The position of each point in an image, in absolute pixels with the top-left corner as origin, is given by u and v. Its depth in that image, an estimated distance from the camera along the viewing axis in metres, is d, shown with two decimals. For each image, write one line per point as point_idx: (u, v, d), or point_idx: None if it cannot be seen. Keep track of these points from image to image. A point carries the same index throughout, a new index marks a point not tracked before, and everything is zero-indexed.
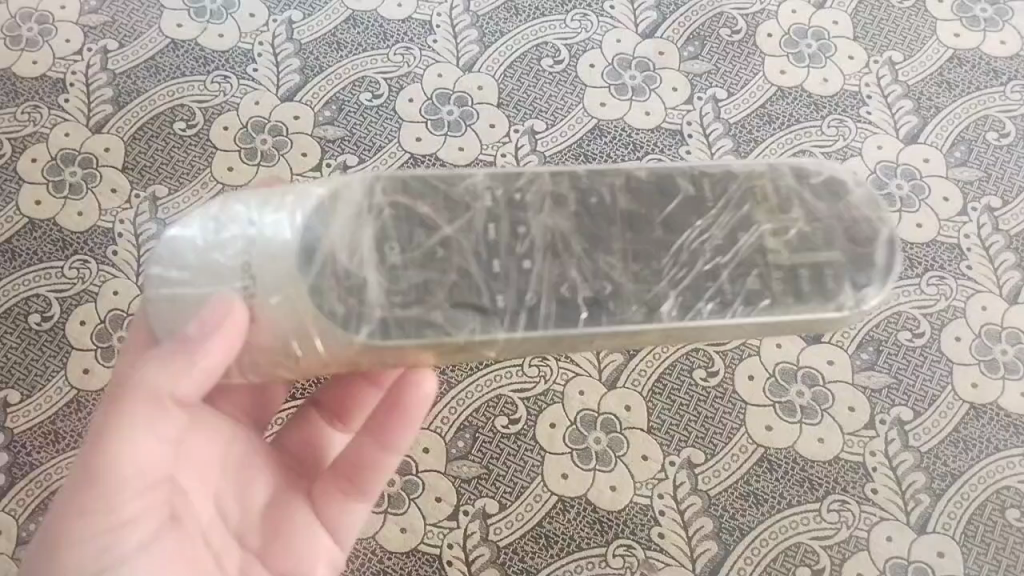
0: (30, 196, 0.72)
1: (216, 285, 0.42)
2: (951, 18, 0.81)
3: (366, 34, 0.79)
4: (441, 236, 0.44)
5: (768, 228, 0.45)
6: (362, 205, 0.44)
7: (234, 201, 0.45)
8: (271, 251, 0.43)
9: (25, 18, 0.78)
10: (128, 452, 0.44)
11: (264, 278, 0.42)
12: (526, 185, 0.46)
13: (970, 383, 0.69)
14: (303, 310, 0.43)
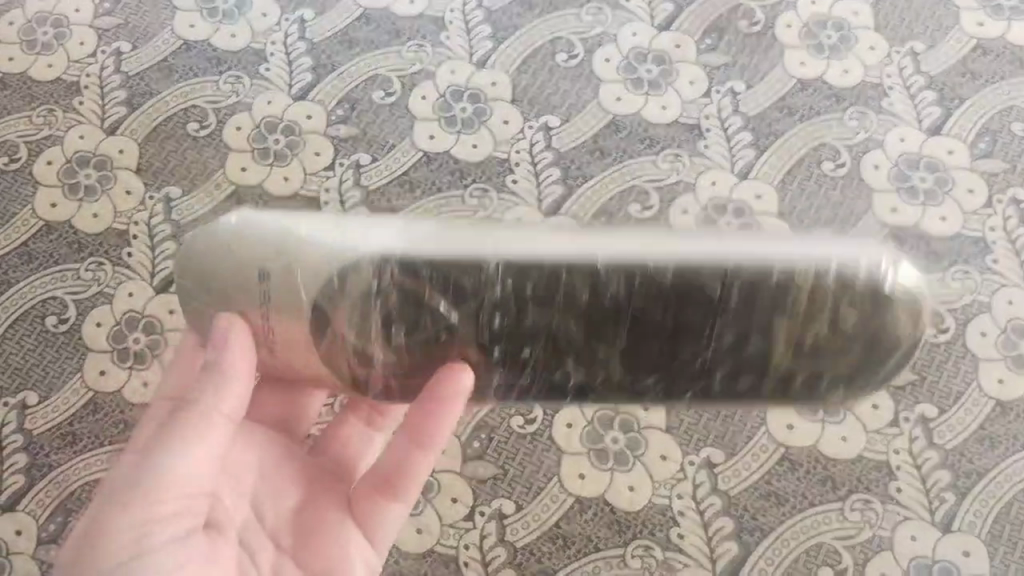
0: (47, 198, 0.72)
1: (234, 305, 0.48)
2: (975, 7, 0.79)
3: (378, 31, 0.78)
4: (447, 323, 0.48)
5: (787, 339, 0.48)
6: (372, 286, 0.48)
7: (255, 220, 0.48)
8: (286, 289, 0.48)
9: (41, 22, 0.79)
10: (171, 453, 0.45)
11: (279, 318, 0.48)
12: (537, 274, 0.47)
13: (996, 379, 0.67)
14: (314, 360, 0.50)
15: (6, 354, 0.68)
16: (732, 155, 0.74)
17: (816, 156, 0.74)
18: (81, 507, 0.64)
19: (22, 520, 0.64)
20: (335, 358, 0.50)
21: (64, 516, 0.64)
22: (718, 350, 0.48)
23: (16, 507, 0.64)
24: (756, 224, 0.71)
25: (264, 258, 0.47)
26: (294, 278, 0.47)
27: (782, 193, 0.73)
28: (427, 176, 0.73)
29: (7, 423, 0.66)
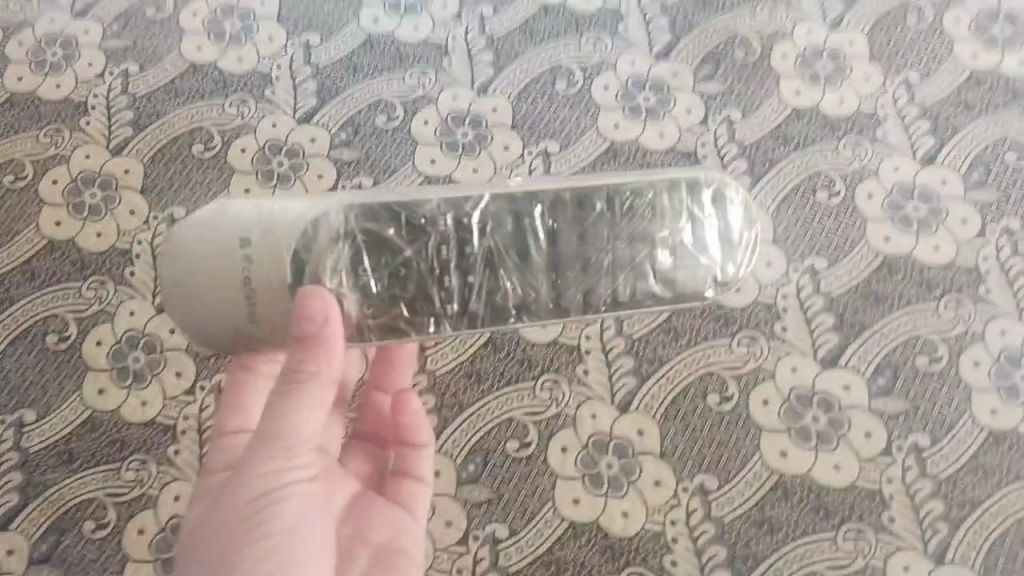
0: (50, 217, 0.73)
1: (225, 278, 0.43)
2: (970, 39, 0.81)
3: (381, 56, 0.79)
4: (404, 258, 0.43)
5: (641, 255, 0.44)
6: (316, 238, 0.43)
7: (236, 206, 0.44)
8: (273, 249, 0.43)
9: (50, 42, 0.80)
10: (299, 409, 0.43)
11: (264, 253, 0.43)
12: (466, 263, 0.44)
13: (990, 409, 0.68)
14: (280, 267, 0.43)
15: (6, 372, 0.69)
16: None
17: (811, 185, 0.75)
18: (75, 527, 0.65)
19: (14, 539, 0.64)
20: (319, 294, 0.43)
21: (59, 536, 0.64)
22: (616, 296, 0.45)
23: (11, 525, 0.65)
24: (751, 253, 0.73)
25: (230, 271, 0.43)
26: (272, 256, 0.43)
27: (777, 222, 0.74)
28: None
29: (4, 440, 0.67)
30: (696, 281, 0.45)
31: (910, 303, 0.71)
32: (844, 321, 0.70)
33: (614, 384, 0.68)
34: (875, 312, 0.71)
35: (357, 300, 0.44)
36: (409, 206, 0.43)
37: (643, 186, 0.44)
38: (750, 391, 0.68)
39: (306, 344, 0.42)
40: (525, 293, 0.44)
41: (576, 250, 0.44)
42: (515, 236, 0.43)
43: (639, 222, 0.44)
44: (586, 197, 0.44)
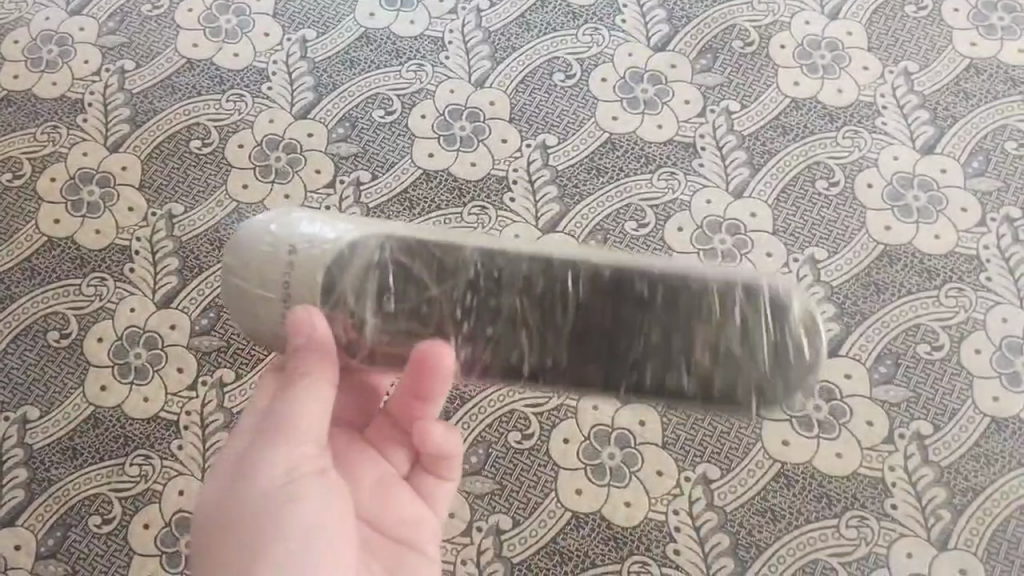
0: (49, 214, 0.73)
1: (266, 281, 0.50)
2: (968, 27, 0.80)
3: (378, 51, 0.79)
4: (428, 295, 0.49)
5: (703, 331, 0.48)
6: (364, 260, 0.49)
7: (298, 218, 0.51)
8: (308, 263, 0.49)
9: (46, 39, 0.80)
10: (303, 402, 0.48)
11: (303, 264, 0.49)
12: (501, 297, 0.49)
13: (991, 396, 0.68)
14: (314, 282, 0.49)
15: (7, 369, 0.69)
16: (728, 173, 0.75)
17: (810, 175, 0.75)
18: (79, 523, 0.65)
19: (20, 535, 0.64)
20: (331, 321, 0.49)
21: (62, 532, 0.64)
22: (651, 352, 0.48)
23: (14, 521, 0.65)
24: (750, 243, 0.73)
25: (271, 274, 0.50)
26: (305, 271, 0.49)
27: (777, 212, 0.74)
28: (426, 194, 0.74)
29: (7, 437, 0.67)
30: (735, 377, 0.48)
31: (910, 291, 0.71)
32: (845, 311, 0.70)
33: None
34: (875, 301, 0.71)
35: (375, 327, 0.49)
36: (445, 251, 0.50)
37: (689, 282, 0.49)
38: None
39: (300, 350, 0.48)
40: (546, 357, 0.49)
41: (605, 312, 0.48)
42: (544, 297, 0.48)
43: (675, 309, 0.48)
44: (622, 273, 0.49)
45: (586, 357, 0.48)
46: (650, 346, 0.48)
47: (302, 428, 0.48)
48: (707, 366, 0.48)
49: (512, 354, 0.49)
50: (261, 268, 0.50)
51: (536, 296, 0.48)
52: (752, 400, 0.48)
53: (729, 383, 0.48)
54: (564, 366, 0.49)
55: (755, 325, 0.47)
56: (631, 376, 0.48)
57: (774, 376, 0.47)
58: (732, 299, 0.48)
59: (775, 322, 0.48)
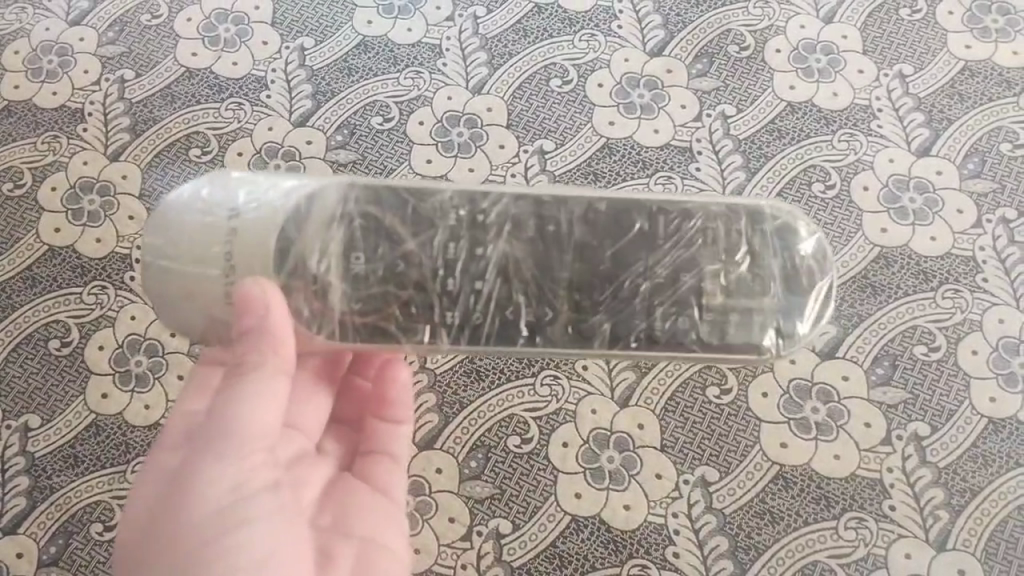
0: (50, 223, 0.74)
1: (207, 253, 0.47)
2: (962, 30, 0.81)
3: (376, 59, 0.80)
4: (404, 250, 0.48)
5: (710, 270, 0.48)
6: (331, 214, 0.48)
7: (234, 180, 0.49)
8: (254, 226, 0.47)
9: (46, 50, 0.80)
10: (252, 398, 0.47)
11: (248, 226, 0.47)
12: (491, 239, 0.48)
13: (989, 397, 0.68)
14: (264, 244, 0.47)
15: (9, 378, 0.69)
16: (724, 177, 0.75)
17: (806, 178, 0.75)
18: (81, 529, 0.65)
19: (22, 542, 0.65)
20: (291, 292, 0.48)
21: (65, 539, 0.65)
22: (652, 286, 0.48)
23: (17, 529, 0.65)
24: None
25: (211, 246, 0.47)
26: (251, 236, 0.47)
27: None
28: None
29: (9, 445, 0.67)
30: (752, 310, 0.49)
31: (907, 293, 0.71)
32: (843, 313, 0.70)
33: (613, 379, 0.68)
34: (872, 303, 0.71)
35: (345, 292, 0.48)
36: (421, 196, 0.49)
37: (694, 210, 0.49)
38: (749, 384, 0.68)
39: (249, 337, 0.47)
40: (538, 311, 0.48)
41: (606, 253, 0.48)
42: (534, 241, 0.48)
43: (684, 244, 0.48)
44: (621, 208, 0.49)
45: (591, 308, 0.48)
46: (656, 287, 0.48)
47: (253, 427, 0.48)
48: (723, 303, 0.48)
49: (501, 309, 0.48)
50: (195, 239, 0.47)
51: (527, 241, 0.48)
52: (769, 337, 0.49)
53: (745, 318, 0.48)
54: (564, 320, 0.48)
55: (764, 250, 0.49)
56: (638, 325, 0.48)
57: (789, 304, 0.49)
58: (737, 226, 0.49)
59: (787, 249, 0.50)
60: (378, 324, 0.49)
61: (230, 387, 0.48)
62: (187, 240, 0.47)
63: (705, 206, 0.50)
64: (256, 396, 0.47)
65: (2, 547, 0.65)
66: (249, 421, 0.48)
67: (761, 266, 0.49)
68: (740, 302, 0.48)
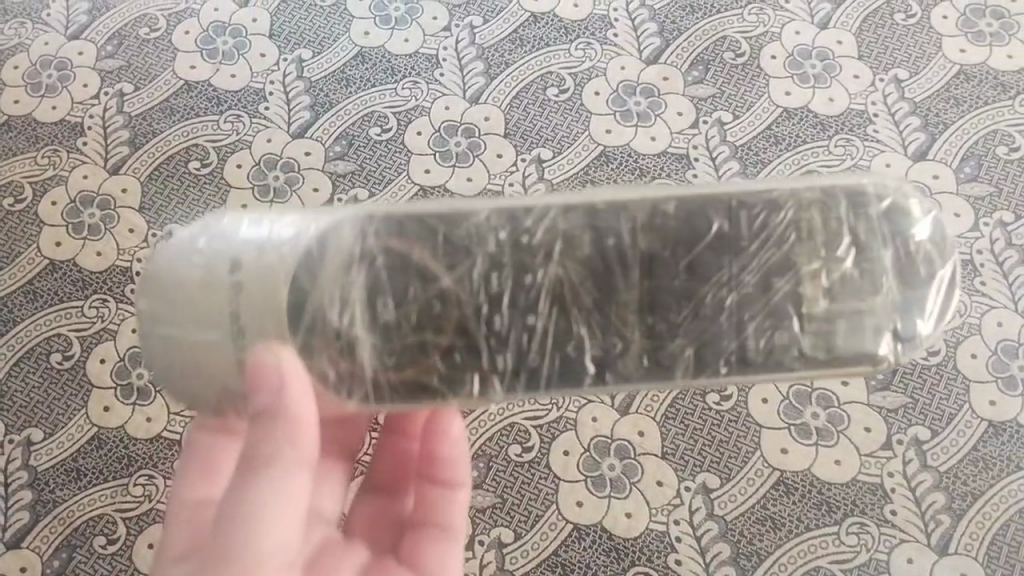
0: (50, 237, 0.74)
1: (209, 311, 0.43)
2: (956, 34, 0.81)
3: (374, 69, 0.80)
4: (439, 287, 0.42)
5: (806, 271, 0.42)
6: (350, 253, 0.43)
7: (238, 220, 0.45)
8: (259, 277, 0.43)
9: (46, 65, 0.81)
10: (268, 504, 0.41)
11: (252, 277, 0.43)
12: (539, 260, 0.42)
13: (988, 400, 0.68)
14: (275, 296, 0.43)
15: (12, 392, 0.69)
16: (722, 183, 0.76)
17: None
18: (84, 543, 0.65)
19: (25, 556, 0.65)
20: (311, 352, 0.43)
21: (68, 552, 0.65)
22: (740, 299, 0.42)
23: (21, 543, 0.65)
24: None
25: (212, 305, 0.43)
26: (256, 290, 0.43)
27: None
28: None
29: (12, 459, 0.67)
30: (862, 313, 0.43)
31: None
32: None
33: None
34: None
35: (374, 347, 0.43)
36: (454, 221, 0.43)
37: (784, 200, 0.43)
38: (748, 390, 0.68)
39: (265, 423, 0.41)
40: (604, 343, 0.43)
41: (680, 264, 0.42)
42: (590, 258, 0.42)
43: (773, 243, 0.42)
44: (694, 211, 0.42)
45: (668, 333, 0.42)
46: (741, 303, 0.42)
47: (272, 535, 0.42)
48: (829, 308, 0.42)
49: (562, 344, 0.43)
50: (192, 297, 0.43)
51: (584, 260, 0.42)
52: (885, 343, 0.44)
53: (855, 322, 0.43)
54: (638, 348, 0.43)
55: (871, 239, 0.42)
56: (728, 346, 0.43)
57: (905, 300, 0.43)
58: (839, 214, 0.43)
59: (900, 235, 0.43)
60: (417, 379, 0.43)
61: (240, 488, 0.41)
62: (185, 298, 0.43)
63: (796, 196, 0.43)
64: (273, 499, 0.41)
65: (5, 561, 0.65)
66: (267, 529, 0.41)
67: (868, 258, 0.42)
68: (851, 305, 0.42)
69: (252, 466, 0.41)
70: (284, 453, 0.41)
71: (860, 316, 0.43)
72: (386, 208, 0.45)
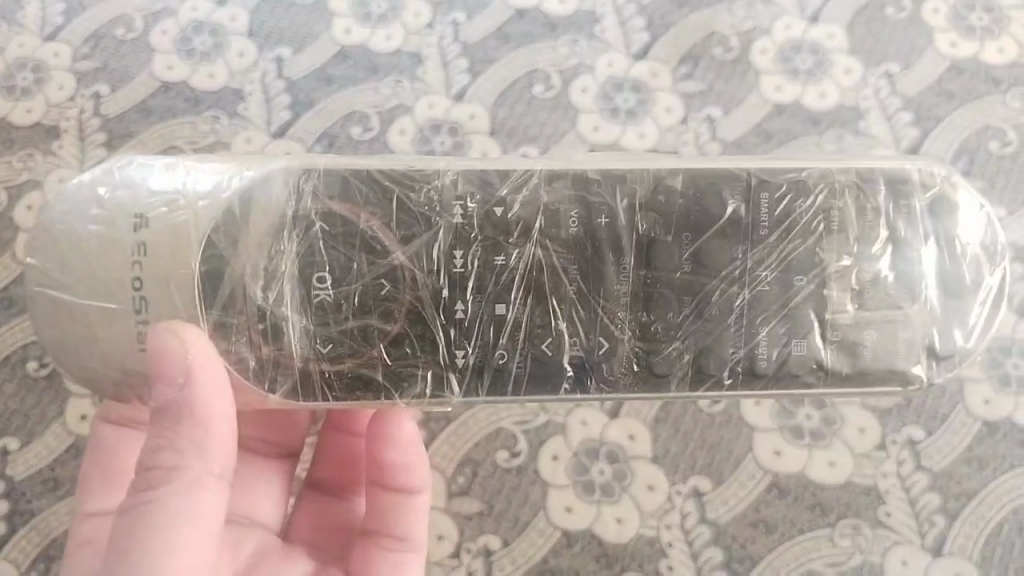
0: (26, 243, 0.72)
1: (107, 265, 0.50)
2: (947, 28, 0.80)
3: (356, 67, 0.79)
4: (392, 259, 0.54)
5: (832, 269, 0.55)
6: (283, 220, 0.54)
7: (140, 170, 0.53)
8: (162, 233, 0.51)
9: (20, 66, 0.78)
10: (189, 497, 0.47)
11: (157, 230, 0.51)
12: (516, 232, 0.55)
13: (982, 398, 0.67)
14: (179, 251, 0.51)
15: None
16: None
17: None
18: (62, 554, 0.64)
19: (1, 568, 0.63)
20: (229, 328, 0.53)
21: (45, 564, 0.64)
22: (751, 297, 0.55)
23: None
24: None
25: (108, 261, 0.51)
26: (162, 247, 0.51)
27: None
28: None
29: None
30: (897, 322, 0.55)
31: None
32: None
33: None
34: None
35: (312, 327, 0.54)
36: (411, 186, 0.55)
37: (803, 185, 0.56)
38: None
39: (179, 424, 0.47)
40: (590, 344, 0.55)
41: (686, 258, 0.55)
42: (576, 238, 0.55)
43: (788, 229, 0.55)
44: (704, 190, 0.55)
45: (661, 334, 0.55)
46: (749, 303, 0.55)
47: (193, 529, 0.48)
48: (855, 317, 0.55)
49: (536, 342, 0.55)
50: (91, 253, 0.51)
51: (566, 241, 0.55)
52: (921, 363, 0.56)
53: (885, 329, 0.55)
54: (625, 353, 0.55)
55: (911, 239, 0.56)
56: (728, 354, 0.55)
57: (947, 312, 0.56)
58: (875, 204, 0.56)
59: (953, 237, 0.57)
60: (361, 369, 0.55)
61: (159, 486, 0.47)
62: (86, 251, 0.51)
63: (830, 179, 0.56)
64: (194, 497, 0.47)
65: None
66: (190, 523, 0.47)
67: (906, 270, 0.56)
68: (879, 326, 0.55)
69: (169, 466, 0.47)
70: (205, 451, 0.48)
71: (888, 327, 0.55)
72: (330, 167, 0.55)
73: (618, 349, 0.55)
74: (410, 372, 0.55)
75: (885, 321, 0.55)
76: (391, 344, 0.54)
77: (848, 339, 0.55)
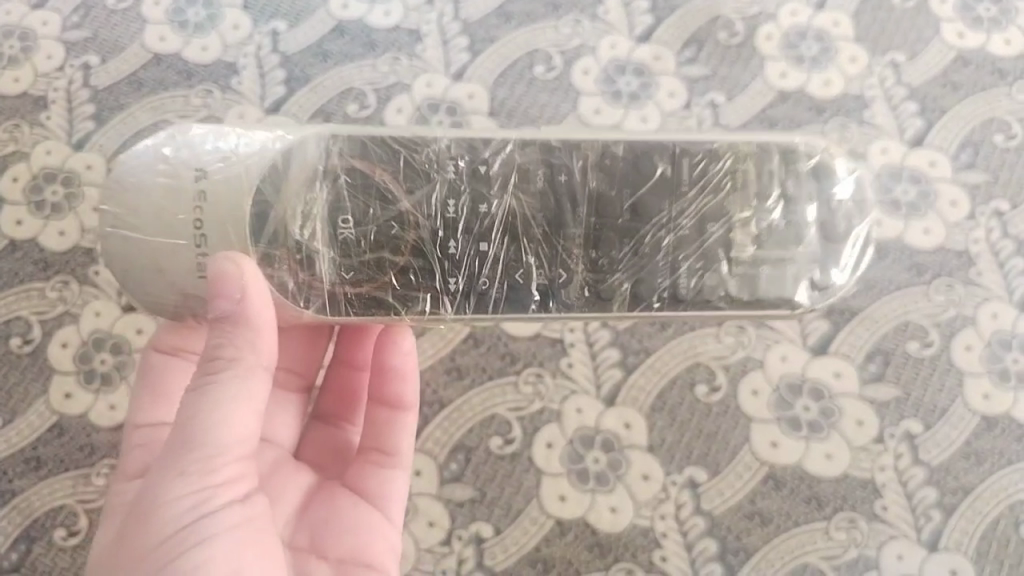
0: (10, 216, 0.70)
1: (172, 212, 0.52)
2: (954, 18, 0.78)
3: (352, 43, 0.77)
4: (399, 208, 0.55)
5: (738, 217, 0.56)
6: (317, 171, 0.54)
7: (194, 129, 0.54)
8: (223, 183, 0.52)
9: (6, 34, 0.76)
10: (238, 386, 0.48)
11: (218, 181, 0.52)
12: (497, 183, 0.56)
13: (982, 393, 0.67)
14: (238, 197, 0.52)
15: None
16: None
17: None
18: (44, 535, 0.62)
19: None
20: (274, 263, 0.54)
21: (27, 545, 0.62)
22: (675, 237, 0.56)
23: None
24: None
25: (177, 208, 0.52)
26: (222, 196, 0.52)
27: None
28: None
29: None
30: (783, 262, 0.56)
31: (901, 286, 0.69)
32: (834, 307, 0.68)
33: (599, 376, 0.66)
34: (862, 299, 0.68)
35: (331, 263, 0.55)
36: (413, 148, 0.56)
37: (719, 150, 0.56)
38: (738, 381, 0.66)
39: (227, 322, 0.48)
40: (550, 276, 0.56)
41: (629, 202, 0.56)
42: (543, 193, 0.56)
43: (710, 190, 0.56)
44: (640, 152, 0.56)
45: (608, 267, 0.56)
46: (674, 245, 0.56)
47: (237, 417, 0.49)
48: (755, 255, 0.56)
49: (512, 273, 0.56)
50: (155, 202, 0.52)
51: (539, 194, 0.56)
52: (805, 293, 0.57)
53: (777, 270, 0.56)
54: (580, 281, 0.56)
55: (797, 191, 0.57)
56: (656, 284, 0.56)
57: (820, 255, 0.57)
58: (770, 167, 0.57)
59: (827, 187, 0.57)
60: (373, 293, 0.55)
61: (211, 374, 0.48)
62: (154, 200, 0.52)
63: (736, 147, 0.57)
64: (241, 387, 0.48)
65: None
66: (235, 412, 0.49)
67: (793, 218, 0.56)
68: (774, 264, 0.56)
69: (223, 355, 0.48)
70: (252, 347, 0.49)
71: (775, 261, 0.56)
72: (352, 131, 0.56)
73: (570, 281, 0.56)
74: (411, 297, 0.56)
75: (780, 257, 0.56)
76: (398, 274, 0.55)
77: (754, 275, 0.56)
